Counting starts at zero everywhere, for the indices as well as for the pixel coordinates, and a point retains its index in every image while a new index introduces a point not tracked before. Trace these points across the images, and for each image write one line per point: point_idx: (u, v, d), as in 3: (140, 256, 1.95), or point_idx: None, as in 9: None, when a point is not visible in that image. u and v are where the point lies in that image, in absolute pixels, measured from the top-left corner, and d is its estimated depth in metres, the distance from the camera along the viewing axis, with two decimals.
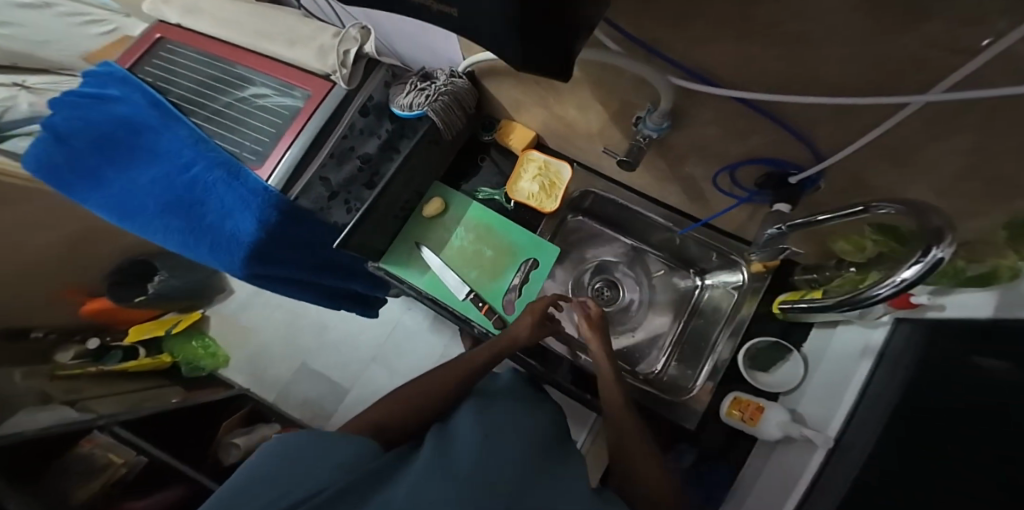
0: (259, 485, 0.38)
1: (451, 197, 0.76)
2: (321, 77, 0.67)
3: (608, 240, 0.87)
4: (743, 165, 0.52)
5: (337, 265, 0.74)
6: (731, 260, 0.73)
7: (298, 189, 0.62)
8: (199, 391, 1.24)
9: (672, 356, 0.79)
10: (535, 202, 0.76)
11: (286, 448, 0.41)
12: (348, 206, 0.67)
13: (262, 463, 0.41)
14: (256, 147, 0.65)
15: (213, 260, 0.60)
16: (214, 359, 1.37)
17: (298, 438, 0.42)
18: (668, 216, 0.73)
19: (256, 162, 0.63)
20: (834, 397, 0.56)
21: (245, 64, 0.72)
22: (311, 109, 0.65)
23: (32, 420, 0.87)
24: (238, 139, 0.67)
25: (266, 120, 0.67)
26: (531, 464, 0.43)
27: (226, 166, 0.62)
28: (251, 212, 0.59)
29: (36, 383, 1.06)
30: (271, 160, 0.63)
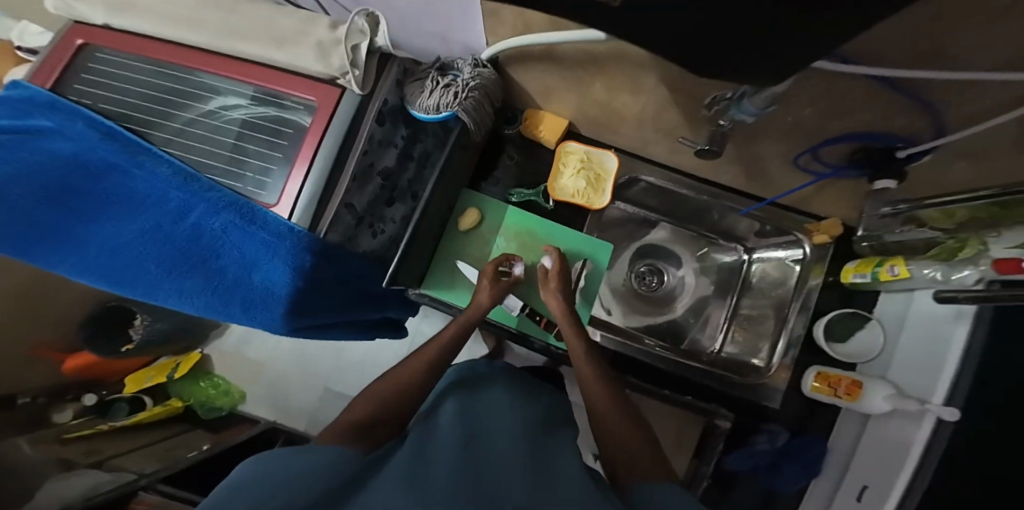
0: (251, 488, 0.39)
1: (486, 205, 0.72)
2: (322, 82, 0.50)
3: (645, 221, 0.87)
4: (828, 146, 0.49)
5: (373, 294, 0.68)
6: (788, 232, 0.73)
7: (329, 223, 0.50)
8: (226, 432, 1.20)
9: (733, 335, 0.81)
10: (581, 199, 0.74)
11: (270, 460, 0.42)
12: (374, 230, 0.60)
13: (248, 470, 0.41)
14: (263, 182, 0.50)
15: (250, 319, 0.54)
16: (231, 397, 1.31)
17: (279, 450, 0.44)
18: (697, 187, 0.75)
19: (266, 197, 0.49)
20: (929, 369, 0.58)
21: (214, 72, 0.53)
22: (324, 122, 0.49)
23: (61, 488, 0.84)
24: (234, 173, 0.52)
25: (265, 145, 0.51)
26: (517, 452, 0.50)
27: (233, 208, 0.47)
28: (284, 263, 0.48)
29: (49, 451, 0.95)
30: (288, 191, 0.48)
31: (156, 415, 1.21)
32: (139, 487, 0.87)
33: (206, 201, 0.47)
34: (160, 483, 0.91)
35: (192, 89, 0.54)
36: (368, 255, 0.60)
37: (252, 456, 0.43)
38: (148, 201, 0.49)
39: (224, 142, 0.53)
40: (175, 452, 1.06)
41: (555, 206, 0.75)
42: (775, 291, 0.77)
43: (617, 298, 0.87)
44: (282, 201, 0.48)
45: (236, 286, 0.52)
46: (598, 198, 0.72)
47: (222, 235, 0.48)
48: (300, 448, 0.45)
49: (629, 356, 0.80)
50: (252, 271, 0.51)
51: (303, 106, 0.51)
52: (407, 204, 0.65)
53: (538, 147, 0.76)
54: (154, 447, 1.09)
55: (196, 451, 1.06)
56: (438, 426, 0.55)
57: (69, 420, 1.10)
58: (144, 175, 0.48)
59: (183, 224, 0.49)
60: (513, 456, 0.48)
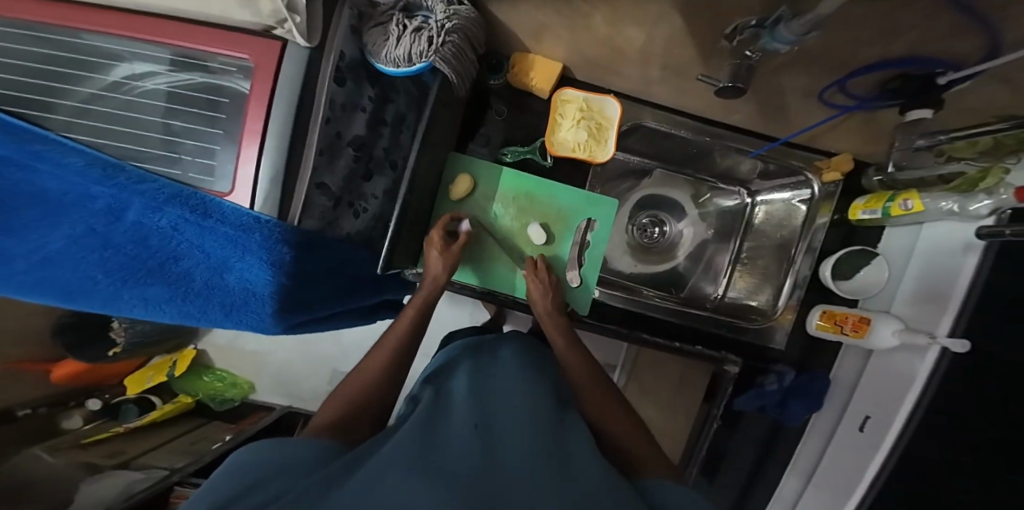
0: (239, 480, 0.32)
1: (476, 169, 0.67)
2: (254, 33, 0.40)
3: (646, 172, 0.84)
4: (857, 77, 0.46)
5: (361, 280, 0.64)
6: (796, 170, 0.72)
7: (301, 210, 0.43)
8: (246, 421, 1.28)
9: (736, 279, 0.85)
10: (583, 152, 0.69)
11: (258, 454, 0.36)
12: (355, 209, 0.54)
13: (235, 465, 0.34)
14: (206, 167, 0.41)
15: (238, 320, 0.49)
16: (239, 388, 1.35)
17: (266, 442, 0.38)
18: (705, 130, 0.70)
19: (217, 185, 0.40)
20: (933, 301, 0.66)
21: (92, 27, 0.40)
22: (268, 84, 0.39)
23: (96, 491, 0.92)
24: (170, 159, 0.41)
25: (202, 122, 0.42)
26: (538, 439, 0.44)
27: (172, 199, 0.36)
28: (262, 260, 0.42)
29: (72, 458, 1.01)
30: (243, 177, 0.39)
31: (171, 411, 1.26)
32: (174, 483, 0.98)
33: (127, 196, 0.36)
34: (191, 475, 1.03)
35: (79, 54, 0.42)
36: (351, 237, 0.55)
37: (242, 449, 0.36)
38: (64, 203, 0.38)
39: (141, 120, 0.42)
40: (199, 445, 1.16)
41: (553, 162, 0.70)
42: (778, 233, 0.80)
43: (625, 252, 0.87)
44: (235, 189, 0.40)
45: (209, 288, 0.45)
46: (601, 150, 0.66)
47: (172, 234, 0.39)
48: (297, 441, 0.39)
49: (639, 312, 0.79)
50: (224, 271, 0.44)
51: (235, 67, 0.41)
52: (388, 175, 0.58)
53: (527, 97, 0.69)
54: (173, 444, 1.16)
55: (219, 443, 1.16)
56: (449, 398, 0.53)
57: (81, 425, 1.15)
58: (60, 175, 0.35)
59: (110, 228, 0.38)
60: (527, 431, 0.45)
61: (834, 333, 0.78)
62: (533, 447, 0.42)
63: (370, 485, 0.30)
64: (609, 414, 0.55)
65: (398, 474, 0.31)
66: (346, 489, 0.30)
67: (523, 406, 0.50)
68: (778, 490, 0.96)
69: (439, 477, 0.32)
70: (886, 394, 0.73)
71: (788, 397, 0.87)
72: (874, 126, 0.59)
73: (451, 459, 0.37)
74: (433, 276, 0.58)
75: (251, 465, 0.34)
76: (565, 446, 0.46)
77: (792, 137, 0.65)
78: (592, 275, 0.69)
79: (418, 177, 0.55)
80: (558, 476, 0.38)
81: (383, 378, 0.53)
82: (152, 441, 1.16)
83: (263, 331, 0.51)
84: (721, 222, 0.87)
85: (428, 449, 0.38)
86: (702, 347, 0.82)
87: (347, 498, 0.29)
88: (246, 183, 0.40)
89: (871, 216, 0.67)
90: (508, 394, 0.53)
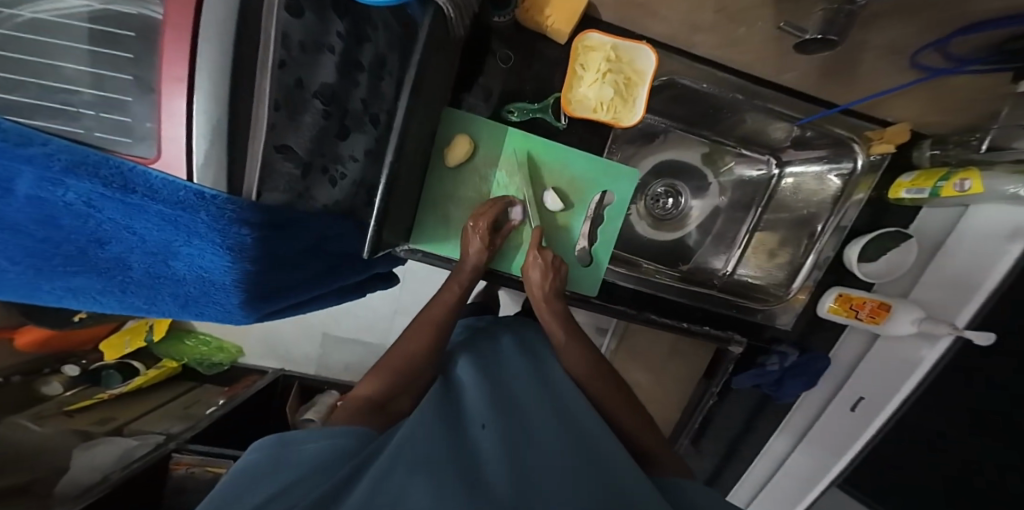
0: (267, 484, 0.37)
1: (478, 127, 0.58)
2: None
3: (670, 137, 0.74)
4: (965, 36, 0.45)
5: (343, 256, 0.56)
6: (841, 140, 0.65)
7: (258, 179, 0.35)
8: (240, 385, 1.27)
9: (748, 256, 0.80)
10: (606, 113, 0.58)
11: (286, 453, 0.40)
12: (330, 176, 0.45)
13: (262, 460, 0.39)
14: (121, 125, 0.31)
15: (197, 313, 0.42)
16: (228, 352, 1.32)
17: (295, 436, 0.42)
18: (745, 89, 0.60)
19: (140, 149, 0.30)
20: (964, 291, 0.64)
21: None
22: (189, 22, 0.28)
23: (92, 459, 0.93)
24: (71, 115, 0.31)
25: (108, 63, 0.31)
26: (554, 438, 0.45)
27: (76, 168, 0.27)
28: (215, 244, 0.34)
29: (61, 425, 0.99)
30: (168, 141, 0.30)
31: (155, 377, 1.21)
32: (172, 449, 0.97)
33: (11, 166, 0.27)
34: (189, 442, 1.02)
35: None
36: (329, 209, 0.48)
37: (275, 435, 0.42)
38: None
39: (35, 66, 0.30)
40: (194, 410, 1.16)
41: (568, 125, 0.61)
42: (804, 208, 0.74)
43: (640, 225, 0.79)
44: (162, 154, 0.30)
45: (153, 277, 0.37)
46: (628, 112, 0.57)
47: (87, 212, 0.31)
48: (313, 432, 0.43)
49: (648, 293, 0.73)
50: (169, 258, 0.36)
51: None
52: (369, 133, 0.49)
53: (537, 41, 0.57)
54: (172, 406, 1.17)
55: (214, 408, 1.16)
56: (464, 388, 0.54)
57: (62, 392, 1.09)
58: None
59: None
60: (553, 425, 0.48)
61: (846, 318, 0.74)
62: (556, 444, 0.44)
63: (382, 486, 0.33)
64: (623, 406, 0.58)
65: (404, 477, 0.34)
66: (357, 491, 0.33)
67: (541, 399, 0.52)
68: (759, 456, 1.01)
69: (464, 488, 0.34)
70: (885, 377, 0.77)
71: (785, 375, 0.84)
72: (949, 94, 0.54)
73: (469, 463, 0.40)
74: (472, 267, 0.57)
75: (278, 473, 0.38)
76: (585, 438, 0.47)
77: (853, 105, 0.58)
78: (604, 252, 0.65)
79: (408, 138, 0.46)
80: (581, 471, 0.40)
81: (386, 373, 0.53)
82: (138, 410, 1.13)
83: (230, 324, 0.44)
84: (743, 194, 0.79)
85: (455, 458, 0.40)
86: (711, 327, 0.78)
87: (356, 500, 0.31)
88: (174, 147, 0.30)
89: (915, 195, 0.61)
90: (524, 385, 0.55)
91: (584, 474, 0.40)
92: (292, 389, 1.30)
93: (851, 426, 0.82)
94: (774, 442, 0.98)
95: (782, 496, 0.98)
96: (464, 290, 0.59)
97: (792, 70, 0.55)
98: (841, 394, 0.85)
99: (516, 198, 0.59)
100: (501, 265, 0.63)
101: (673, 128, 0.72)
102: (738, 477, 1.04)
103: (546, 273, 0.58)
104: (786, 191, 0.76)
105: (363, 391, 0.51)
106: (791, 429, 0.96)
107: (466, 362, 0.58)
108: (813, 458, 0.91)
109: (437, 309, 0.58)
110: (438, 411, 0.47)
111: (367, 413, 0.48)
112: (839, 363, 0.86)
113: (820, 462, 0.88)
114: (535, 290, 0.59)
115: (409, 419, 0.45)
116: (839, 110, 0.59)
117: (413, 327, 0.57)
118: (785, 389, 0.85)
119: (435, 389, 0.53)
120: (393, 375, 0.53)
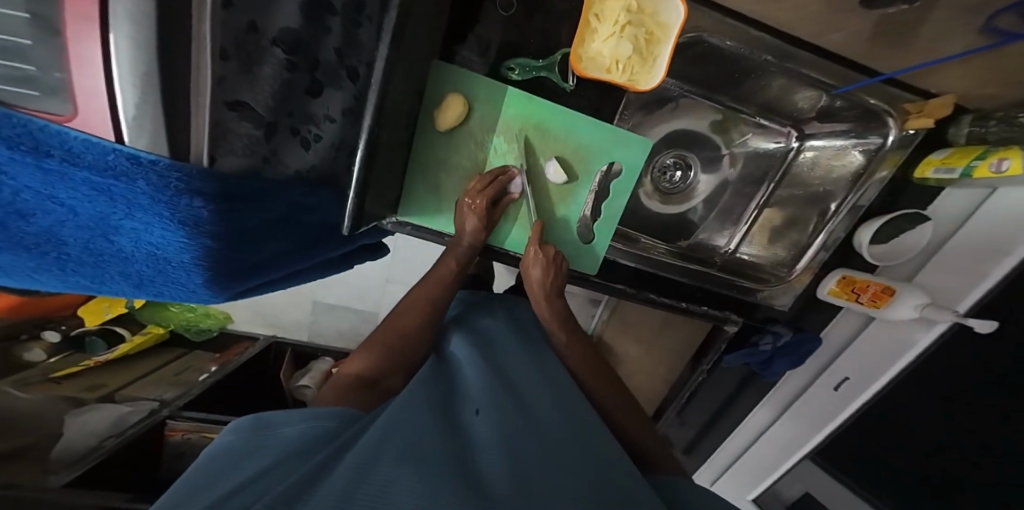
0: (238, 473, 0.33)
1: (473, 87, 0.51)
2: None
3: (688, 103, 0.67)
4: None
5: (322, 229, 0.52)
6: (872, 112, 0.59)
7: (209, 143, 0.30)
8: (231, 353, 1.25)
9: (753, 234, 0.77)
10: (625, 76, 0.50)
11: (262, 438, 0.37)
12: (302, 137, 0.41)
13: (236, 447, 0.36)
14: (20, 73, 0.25)
15: (156, 293, 0.38)
16: (215, 318, 1.30)
17: (272, 419, 0.39)
18: (778, 50, 0.53)
19: (50, 104, 0.25)
20: (973, 275, 0.63)
21: None
22: None
23: (87, 423, 0.90)
24: None
25: None
26: (550, 421, 0.43)
27: None
28: (163, 218, 0.30)
29: (48, 392, 0.95)
30: (84, 93, 0.24)
31: (141, 344, 1.19)
32: (166, 416, 0.97)
33: None
34: (183, 409, 1.01)
35: None
36: (301, 175, 0.43)
37: (251, 416, 0.39)
38: None
39: None
40: (185, 377, 1.15)
41: (577, 85, 0.54)
42: (821, 186, 0.70)
43: (646, 199, 0.74)
44: (79, 110, 0.25)
45: (95, 255, 0.33)
46: (647, 74, 0.49)
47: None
48: (293, 414, 0.39)
49: (649, 272, 0.70)
50: (110, 233, 0.32)
51: None
52: (347, 88, 0.44)
53: None
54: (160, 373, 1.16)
55: (206, 375, 1.15)
56: (458, 371, 0.51)
57: (45, 358, 1.06)
58: None
59: None
60: (550, 411, 0.44)
61: (846, 300, 0.72)
62: (554, 431, 0.41)
63: (363, 477, 0.29)
64: (613, 395, 0.56)
65: (390, 467, 0.30)
66: (336, 479, 0.29)
67: (537, 381, 0.49)
68: (737, 429, 1.03)
69: (458, 476, 0.31)
70: (875, 362, 0.78)
71: (775, 355, 0.83)
72: (1007, 65, 0.48)
73: (462, 450, 0.36)
74: (468, 245, 0.54)
75: (251, 461, 0.35)
76: (581, 422, 0.45)
77: (898, 74, 0.53)
78: (608, 229, 0.61)
79: (390, 98, 0.40)
80: (584, 462, 0.37)
81: (381, 349, 0.49)
82: (129, 377, 1.10)
83: (196, 302, 0.41)
84: (758, 168, 0.74)
85: (447, 441, 0.36)
86: (710, 308, 0.76)
87: (332, 495, 0.27)
88: (94, 104, 0.24)
89: (944, 175, 0.57)
90: (520, 365, 0.51)
91: (585, 465, 0.37)
92: (286, 356, 1.28)
93: (833, 403, 0.86)
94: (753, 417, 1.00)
95: (758, 464, 1.02)
96: (463, 264, 0.56)
97: (837, 30, 0.49)
98: (824, 375, 0.87)
99: (514, 166, 0.54)
100: (497, 241, 0.59)
101: (684, 93, 0.65)
102: (717, 446, 1.08)
103: (548, 272, 0.55)
104: (802, 166, 0.71)
105: (351, 369, 0.48)
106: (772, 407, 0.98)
107: (459, 341, 0.55)
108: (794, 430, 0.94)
109: (429, 286, 0.55)
110: (426, 393, 0.43)
111: (353, 392, 0.45)
112: (830, 344, 0.86)
113: (800, 432, 0.92)
114: (536, 288, 0.57)
115: (394, 403, 0.41)
116: (882, 81, 0.55)
117: (407, 303, 0.54)
118: (773, 368, 0.85)
119: (423, 370, 0.49)
120: (387, 352, 0.49)
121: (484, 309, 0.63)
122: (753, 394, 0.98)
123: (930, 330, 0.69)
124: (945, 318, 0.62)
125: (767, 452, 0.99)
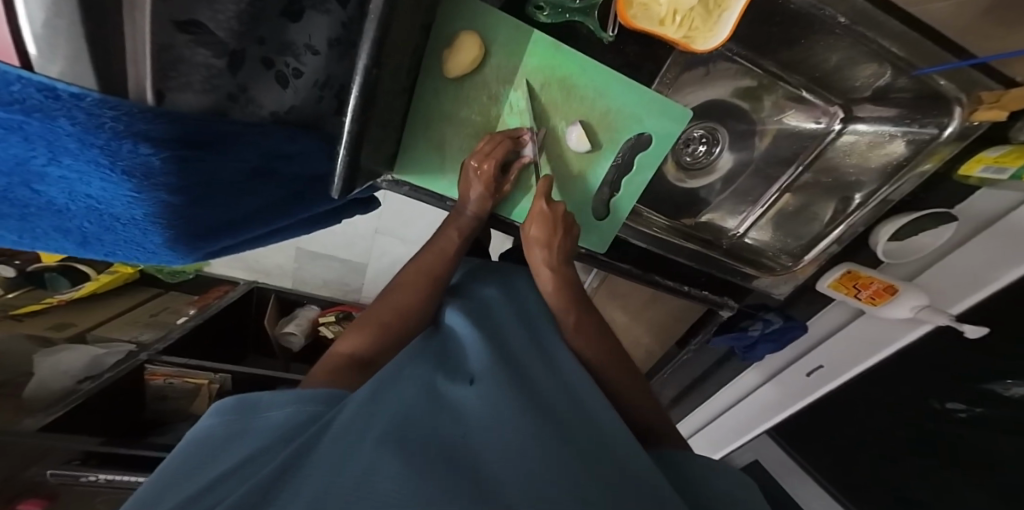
0: (215, 464, 0.29)
1: (494, 30, 0.43)
2: None
3: (729, 70, 0.59)
4: None
5: (305, 189, 0.46)
6: (943, 100, 0.54)
7: (155, 75, 0.23)
8: (211, 296, 1.22)
9: (765, 220, 0.74)
10: (680, 33, 0.43)
11: (245, 425, 0.33)
12: (277, 72, 0.34)
13: (221, 431, 0.33)
14: None
15: (109, 253, 0.33)
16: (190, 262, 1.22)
17: (258, 400, 0.35)
18: (860, 12, 0.46)
19: None
20: (970, 283, 0.62)
21: None
22: None
23: (61, 363, 0.88)
24: None
25: None
26: (549, 397, 0.38)
27: None
28: (101, 166, 0.24)
29: (14, 330, 0.91)
30: None
31: (108, 283, 1.12)
32: (144, 361, 0.94)
33: None
34: (162, 354, 0.98)
35: None
36: (273, 117, 0.36)
37: (233, 398, 0.34)
38: None
39: None
40: (162, 319, 1.12)
41: (618, 37, 0.45)
42: (853, 175, 0.66)
43: (666, 174, 0.68)
44: None
45: (17, 207, 0.27)
46: (707, 32, 0.42)
47: None
48: (280, 395, 0.35)
49: (658, 253, 0.66)
50: (33, 181, 0.25)
51: None
52: (334, 12, 0.36)
53: None
54: (136, 313, 1.12)
55: (184, 318, 1.12)
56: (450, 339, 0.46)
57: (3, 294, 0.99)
58: None
59: None
60: (547, 379, 0.40)
61: (844, 294, 0.70)
62: (555, 408, 0.36)
63: (338, 467, 0.26)
64: (606, 362, 0.50)
65: (370, 452, 0.26)
66: (310, 484, 0.25)
67: (532, 351, 0.45)
68: (710, 397, 1.09)
69: (445, 472, 0.25)
70: (849, 353, 0.77)
71: (760, 340, 0.83)
72: None
73: (449, 422, 0.32)
74: (472, 212, 0.49)
75: (226, 453, 0.30)
76: (581, 393, 0.40)
77: (989, 59, 0.48)
78: (626, 205, 0.56)
79: (392, 33, 0.31)
80: (591, 443, 0.33)
81: (374, 329, 0.45)
82: (101, 316, 1.07)
83: (159, 264, 0.36)
84: (792, 147, 0.68)
85: (434, 425, 0.31)
86: (710, 292, 0.75)
87: (306, 495, 0.23)
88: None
89: (993, 175, 0.53)
90: (518, 335, 0.47)
91: (587, 441, 0.33)
92: (270, 302, 1.25)
93: (803, 387, 0.86)
94: (727, 389, 1.05)
95: (722, 432, 1.09)
96: (466, 237, 0.51)
97: None
98: (799, 360, 0.87)
99: (526, 129, 0.48)
100: (504, 212, 0.54)
101: (726, 54, 0.56)
102: (692, 409, 1.15)
103: (546, 226, 0.48)
104: (838, 151, 0.66)
105: (344, 349, 0.43)
106: (742, 383, 1.02)
107: (453, 311, 0.50)
108: (757, 407, 0.98)
109: (427, 259, 0.50)
110: (411, 371, 0.39)
111: (350, 375, 0.41)
112: (811, 333, 0.85)
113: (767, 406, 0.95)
114: (536, 248, 0.49)
115: (376, 377, 0.37)
116: (967, 64, 0.49)
117: (404, 276, 0.49)
118: (755, 352, 0.85)
119: (406, 348, 0.44)
120: (384, 330, 0.45)
121: (483, 278, 0.58)
122: (732, 369, 1.02)
123: (912, 330, 0.66)
124: (939, 321, 0.61)
125: (733, 420, 1.06)
